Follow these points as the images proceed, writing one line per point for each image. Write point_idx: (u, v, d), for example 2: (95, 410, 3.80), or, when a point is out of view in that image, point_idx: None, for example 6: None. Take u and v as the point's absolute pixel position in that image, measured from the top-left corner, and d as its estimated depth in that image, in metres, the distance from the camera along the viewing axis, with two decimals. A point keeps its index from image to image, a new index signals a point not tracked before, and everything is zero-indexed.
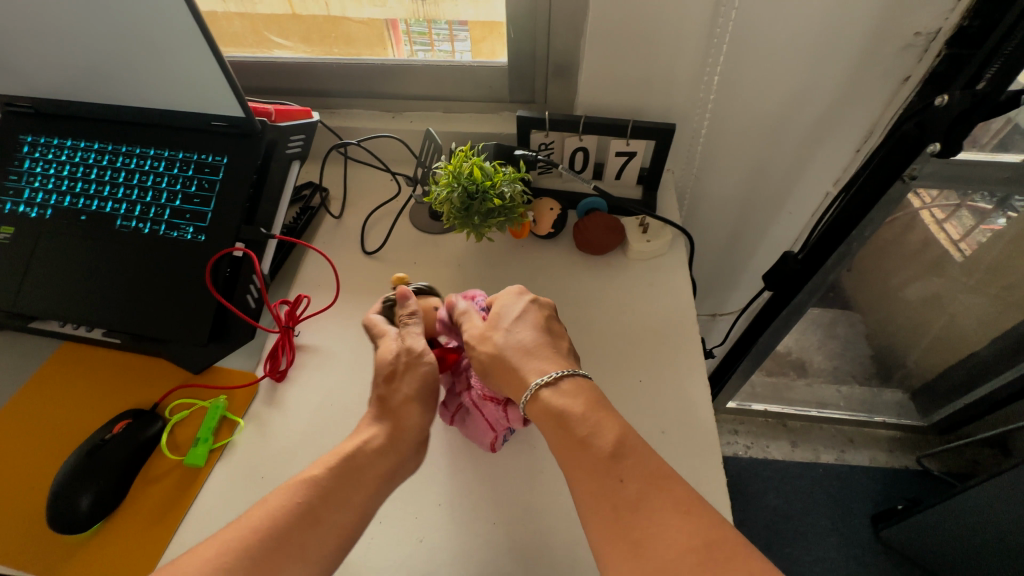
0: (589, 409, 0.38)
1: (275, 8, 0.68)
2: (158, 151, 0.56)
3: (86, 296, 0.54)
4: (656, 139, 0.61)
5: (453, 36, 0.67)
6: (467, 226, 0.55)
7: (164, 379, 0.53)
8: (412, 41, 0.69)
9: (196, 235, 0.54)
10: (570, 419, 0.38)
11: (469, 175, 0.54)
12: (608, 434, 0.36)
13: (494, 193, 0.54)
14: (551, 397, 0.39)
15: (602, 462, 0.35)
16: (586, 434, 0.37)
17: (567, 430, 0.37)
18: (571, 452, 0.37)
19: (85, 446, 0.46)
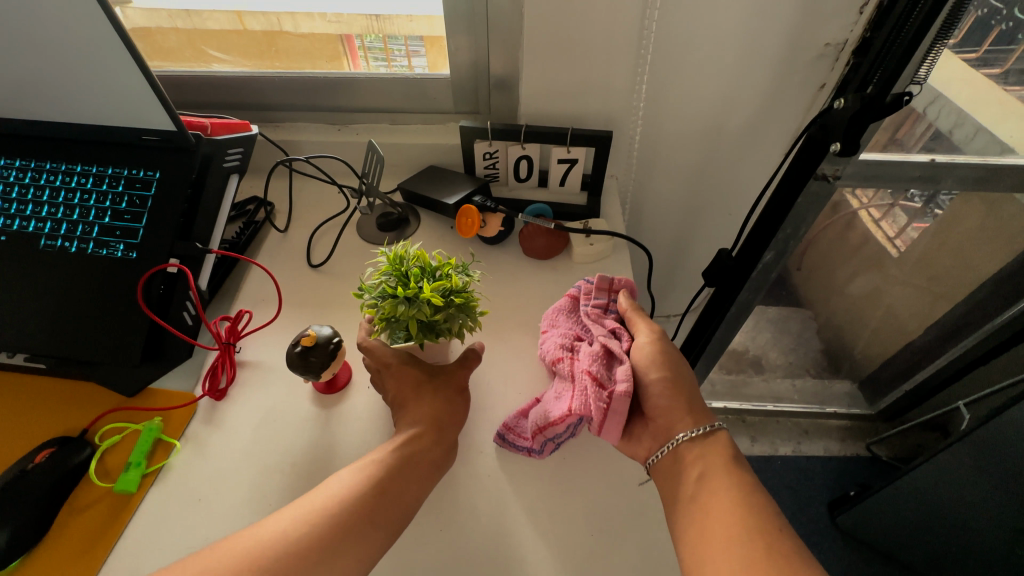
0: (712, 461, 0.43)
1: (224, 24, 0.68)
2: (86, 167, 0.54)
3: (7, 320, 0.51)
4: (596, 146, 0.64)
5: (410, 52, 0.69)
6: (425, 335, 0.45)
7: (94, 403, 0.50)
8: (369, 57, 0.70)
9: (128, 252, 0.52)
10: (734, 459, 0.43)
11: (410, 286, 0.43)
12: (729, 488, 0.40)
13: (452, 299, 0.44)
14: (690, 446, 0.44)
15: (718, 495, 0.40)
16: (725, 483, 0.41)
17: (737, 465, 0.42)
18: (695, 495, 0.41)
19: (5, 477, 0.43)
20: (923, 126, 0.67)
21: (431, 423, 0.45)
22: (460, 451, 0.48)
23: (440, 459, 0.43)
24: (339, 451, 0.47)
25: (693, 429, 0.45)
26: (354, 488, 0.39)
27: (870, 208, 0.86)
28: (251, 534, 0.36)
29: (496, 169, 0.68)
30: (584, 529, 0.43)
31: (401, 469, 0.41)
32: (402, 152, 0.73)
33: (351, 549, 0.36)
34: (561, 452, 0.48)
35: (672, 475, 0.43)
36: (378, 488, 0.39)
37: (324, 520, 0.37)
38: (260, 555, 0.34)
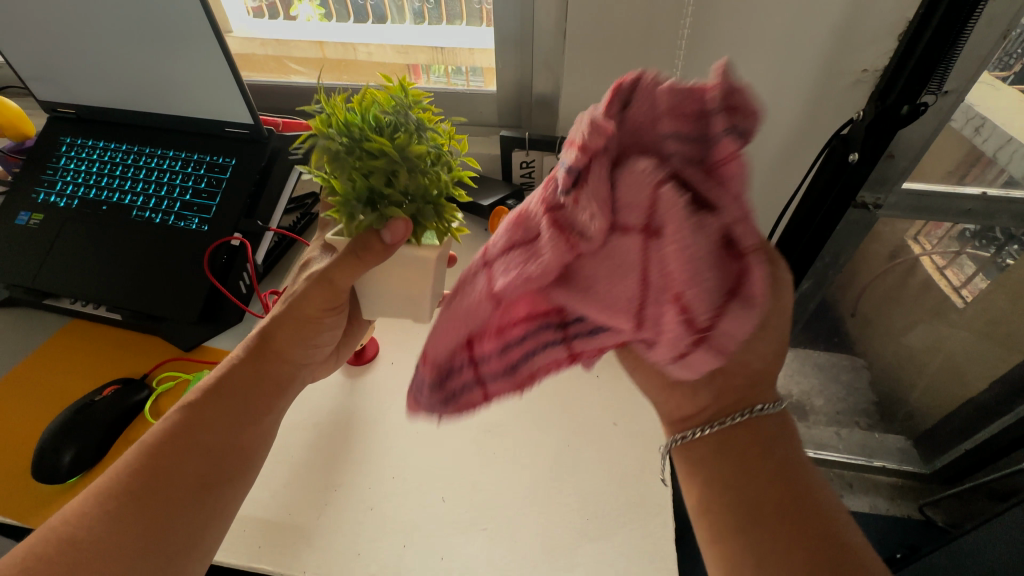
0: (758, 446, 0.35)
1: (310, 52, 0.79)
2: (176, 153, 0.63)
3: (97, 276, 0.59)
4: None
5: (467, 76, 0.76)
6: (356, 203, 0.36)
7: (156, 354, 0.57)
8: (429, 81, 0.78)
9: (200, 225, 0.59)
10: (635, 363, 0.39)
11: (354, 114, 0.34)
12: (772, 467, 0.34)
13: (412, 155, 0.34)
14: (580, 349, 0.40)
15: (753, 495, 0.33)
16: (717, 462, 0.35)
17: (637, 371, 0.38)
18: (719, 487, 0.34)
19: (75, 404, 0.49)
20: (995, 171, 0.61)
21: (253, 353, 0.44)
22: (468, 428, 0.50)
23: (269, 369, 0.44)
24: (358, 417, 0.51)
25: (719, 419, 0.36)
26: (174, 430, 0.39)
27: (933, 254, 0.83)
28: (77, 507, 0.35)
29: (531, 177, 0.73)
30: (579, 513, 0.44)
31: (222, 401, 0.42)
32: None
33: (192, 483, 0.38)
34: (565, 441, 0.49)
35: (702, 457, 0.36)
36: (198, 423, 0.40)
37: (151, 468, 0.37)
38: (106, 513, 0.35)
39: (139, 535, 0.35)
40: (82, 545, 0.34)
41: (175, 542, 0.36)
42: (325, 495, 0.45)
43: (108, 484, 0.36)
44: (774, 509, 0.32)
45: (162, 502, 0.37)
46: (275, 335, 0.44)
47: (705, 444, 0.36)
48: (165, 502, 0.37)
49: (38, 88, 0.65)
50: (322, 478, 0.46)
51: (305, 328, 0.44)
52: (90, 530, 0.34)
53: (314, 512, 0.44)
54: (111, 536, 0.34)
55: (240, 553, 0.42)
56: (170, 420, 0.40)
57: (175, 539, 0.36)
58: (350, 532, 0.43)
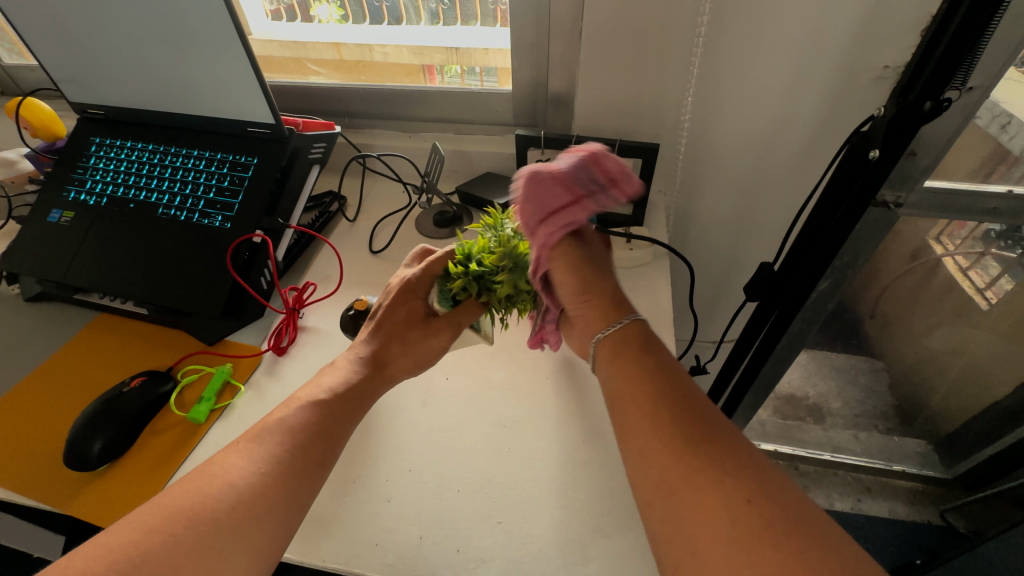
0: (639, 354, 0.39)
1: (327, 53, 0.80)
2: (200, 152, 0.64)
3: (124, 272, 0.61)
4: (643, 157, 0.67)
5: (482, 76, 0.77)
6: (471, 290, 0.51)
7: (180, 348, 0.59)
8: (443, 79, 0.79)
9: (223, 223, 0.61)
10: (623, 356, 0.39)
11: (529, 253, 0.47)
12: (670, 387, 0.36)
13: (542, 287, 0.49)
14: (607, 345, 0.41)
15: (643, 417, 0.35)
16: (630, 375, 0.37)
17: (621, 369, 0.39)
18: (622, 411, 0.36)
19: (105, 395, 0.51)
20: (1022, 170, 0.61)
21: (372, 368, 0.48)
22: (483, 424, 0.50)
23: (381, 387, 0.48)
24: (377, 411, 0.52)
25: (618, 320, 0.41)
26: (305, 420, 0.41)
27: (956, 254, 0.81)
28: (216, 486, 0.36)
29: None
30: (594, 509, 0.44)
31: (344, 403, 0.44)
32: (464, 160, 0.80)
33: (309, 471, 0.39)
34: (580, 437, 0.49)
35: (613, 364, 0.39)
36: (324, 419, 0.42)
37: (280, 456, 0.39)
38: (237, 486, 0.36)
39: (263, 514, 0.36)
40: (215, 517, 0.34)
41: (288, 528, 0.37)
42: (345, 486, 0.46)
43: (238, 462, 0.37)
44: (670, 430, 0.33)
45: (291, 486, 0.38)
46: (387, 352, 0.49)
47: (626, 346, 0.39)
48: (289, 487, 0.38)
49: (70, 90, 0.67)
50: (341, 470, 0.47)
51: (423, 355, 0.50)
52: (217, 503, 0.35)
53: (334, 502, 0.45)
54: (239, 509, 0.35)
55: None
56: (299, 411, 0.42)
57: (288, 524, 0.37)
58: (370, 523, 0.44)
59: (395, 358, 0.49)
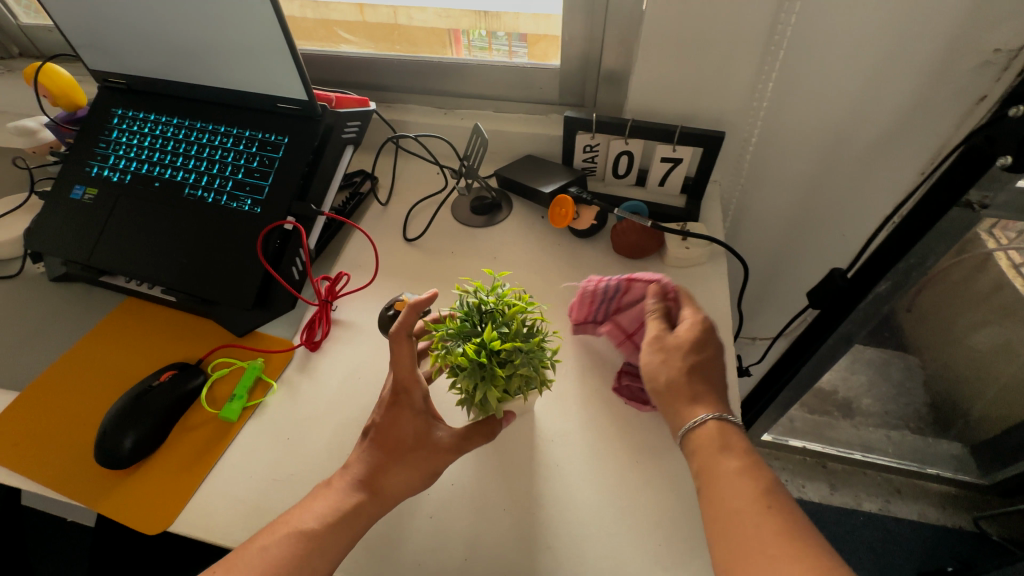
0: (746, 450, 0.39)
1: (348, 14, 0.73)
2: (228, 128, 0.60)
3: (151, 255, 0.58)
4: (705, 146, 0.61)
5: (512, 51, 0.71)
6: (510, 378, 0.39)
7: (209, 339, 0.56)
8: (471, 49, 0.72)
9: (253, 207, 0.57)
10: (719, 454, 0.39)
11: (534, 342, 0.38)
12: (770, 471, 0.38)
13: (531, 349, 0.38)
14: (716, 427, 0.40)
15: (730, 511, 0.36)
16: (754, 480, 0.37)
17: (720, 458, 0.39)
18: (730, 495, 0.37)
19: (135, 390, 0.49)
20: None
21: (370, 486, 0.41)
22: (526, 437, 0.47)
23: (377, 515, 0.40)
24: None
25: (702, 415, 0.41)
26: (282, 561, 0.36)
27: (1010, 250, 0.74)
28: None
29: (594, 162, 0.68)
30: (650, 537, 0.41)
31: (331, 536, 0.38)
32: (503, 141, 0.74)
33: None
34: (633, 456, 0.46)
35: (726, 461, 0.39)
36: (309, 555, 0.37)
37: None
38: None
39: None
40: None
41: None
42: None
43: None
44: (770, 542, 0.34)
45: None
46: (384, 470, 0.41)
47: (707, 435, 0.40)
48: None
49: (89, 56, 0.63)
50: None
51: (416, 469, 0.41)
52: None
53: None
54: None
55: None
56: (280, 546, 0.37)
57: None
58: (412, 540, 0.42)
59: (404, 478, 0.41)
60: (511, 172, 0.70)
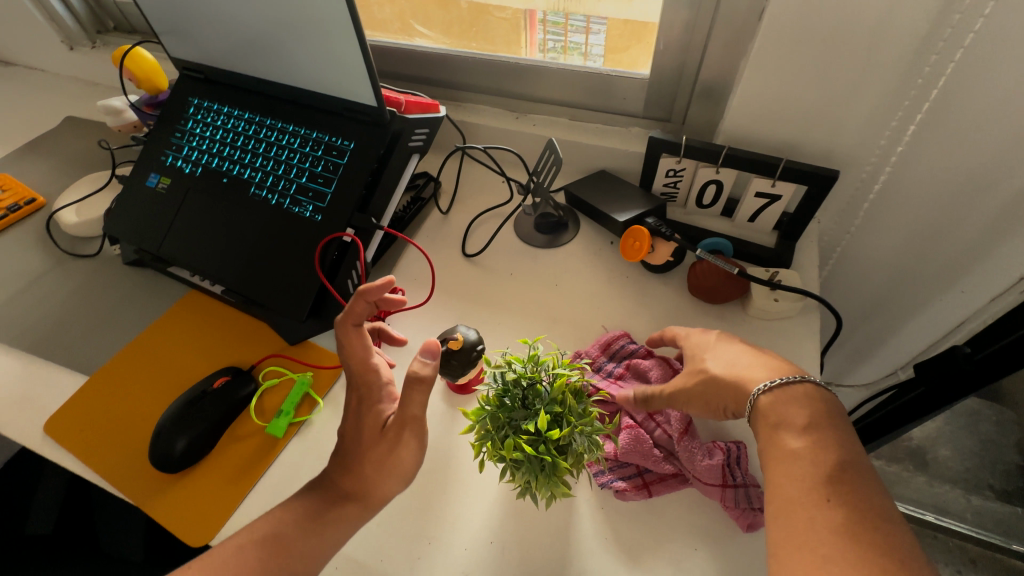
0: (827, 417, 0.36)
1: None
2: (296, 128, 0.59)
3: (215, 253, 0.58)
4: (811, 184, 0.53)
5: (588, 30, 0.62)
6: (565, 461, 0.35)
7: (263, 344, 0.56)
8: (545, 30, 0.64)
9: (314, 214, 0.55)
10: (781, 427, 0.36)
11: (590, 419, 0.35)
12: (838, 444, 0.35)
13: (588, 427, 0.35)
14: (769, 396, 0.38)
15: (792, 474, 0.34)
16: (808, 464, 0.34)
17: (778, 436, 0.36)
18: (781, 477, 0.34)
19: (189, 393, 0.49)
20: None
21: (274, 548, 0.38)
22: (573, 500, 0.43)
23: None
24: (459, 459, 0.46)
25: (769, 380, 0.39)
26: None
27: None
28: None
29: (676, 188, 0.61)
30: None
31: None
32: (576, 153, 0.69)
33: None
34: (693, 542, 0.41)
35: (777, 437, 0.36)
36: None
37: None
38: None
39: None
40: None
41: None
42: (419, 547, 0.42)
43: None
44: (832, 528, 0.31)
45: None
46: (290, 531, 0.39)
47: (780, 395, 0.38)
48: None
49: (171, 44, 0.63)
50: (416, 526, 0.43)
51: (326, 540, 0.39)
52: None
53: (407, 565, 0.41)
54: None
55: None
56: None
57: None
58: None
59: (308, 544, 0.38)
60: (583, 190, 0.64)
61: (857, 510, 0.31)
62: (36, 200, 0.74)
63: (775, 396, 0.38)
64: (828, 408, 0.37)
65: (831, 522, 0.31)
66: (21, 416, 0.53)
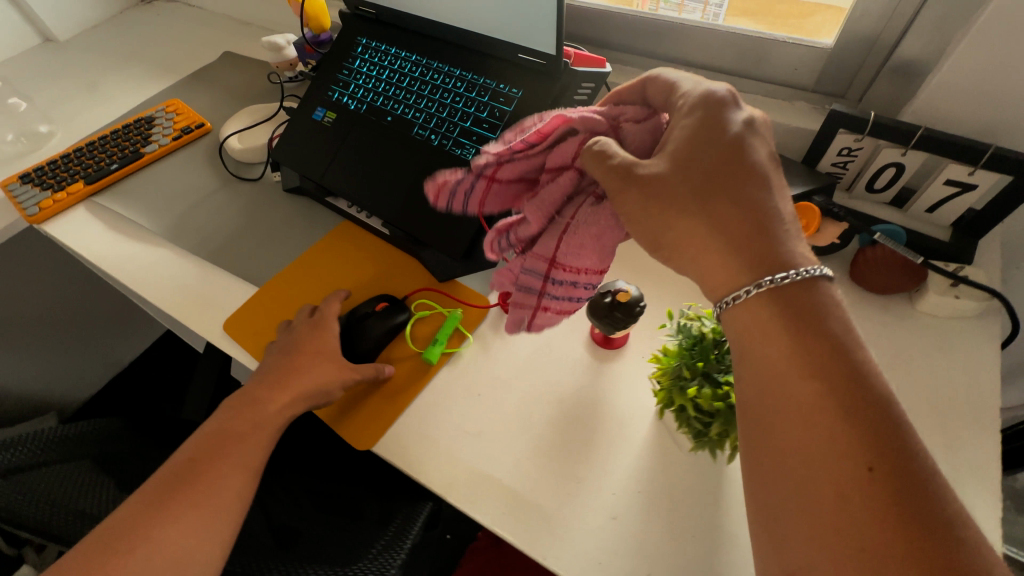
0: (798, 319, 0.29)
1: None
2: (463, 73, 0.60)
3: (375, 187, 0.62)
4: (1021, 176, 0.48)
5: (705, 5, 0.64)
6: None
7: (414, 277, 0.59)
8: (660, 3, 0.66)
9: (476, 157, 0.57)
10: (759, 337, 0.30)
11: None
12: (813, 342, 0.29)
13: None
14: (766, 296, 0.30)
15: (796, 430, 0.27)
16: (774, 378, 0.29)
17: (752, 346, 0.30)
18: (769, 404, 0.29)
19: (355, 313, 0.53)
20: None
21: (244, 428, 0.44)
22: (722, 466, 0.43)
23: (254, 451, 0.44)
24: (605, 408, 0.47)
25: (759, 280, 0.30)
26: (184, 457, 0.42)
27: None
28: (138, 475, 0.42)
29: (846, 167, 0.57)
30: None
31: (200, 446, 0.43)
32: None
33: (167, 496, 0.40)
34: None
35: (755, 349, 0.30)
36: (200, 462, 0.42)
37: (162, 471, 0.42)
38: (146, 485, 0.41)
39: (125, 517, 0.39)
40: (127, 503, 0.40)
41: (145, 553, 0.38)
42: (566, 485, 0.43)
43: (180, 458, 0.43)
44: (813, 461, 0.27)
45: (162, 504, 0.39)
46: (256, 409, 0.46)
47: (752, 308, 0.30)
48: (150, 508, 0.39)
49: None
50: (562, 464, 0.44)
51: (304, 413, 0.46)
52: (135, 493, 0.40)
53: (554, 497, 0.43)
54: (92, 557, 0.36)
55: (482, 512, 0.42)
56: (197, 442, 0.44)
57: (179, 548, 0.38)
58: (594, 535, 0.41)
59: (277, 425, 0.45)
60: None
61: (896, 492, 0.25)
62: (204, 125, 0.81)
63: (759, 301, 0.30)
64: (775, 293, 0.30)
65: (870, 513, 0.25)
66: (201, 313, 0.59)
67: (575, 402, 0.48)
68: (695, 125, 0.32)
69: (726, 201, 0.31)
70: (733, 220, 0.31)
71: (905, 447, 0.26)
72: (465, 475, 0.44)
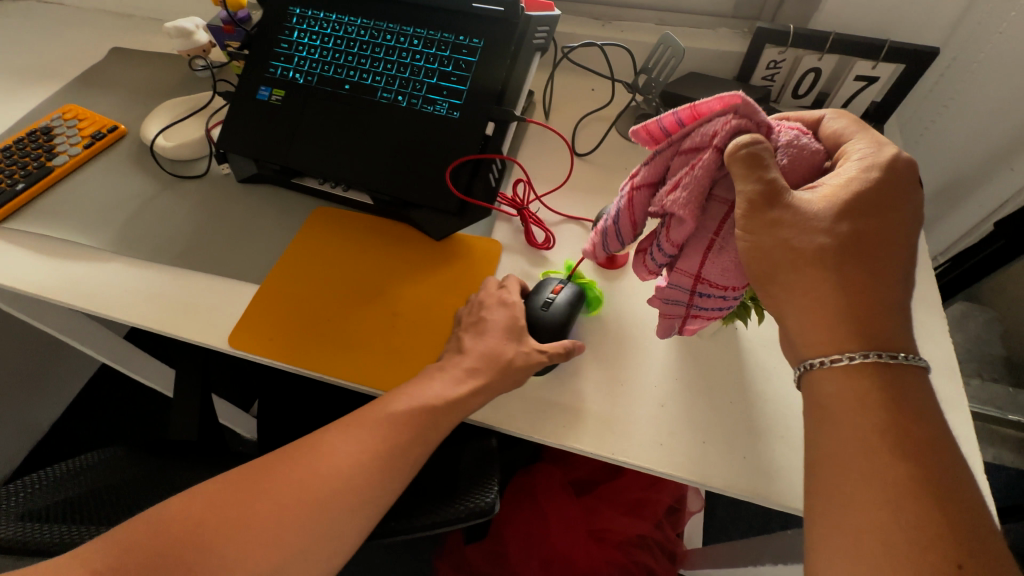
0: (889, 400, 0.32)
1: None
2: (417, 30, 0.59)
3: (348, 158, 0.60)
4: (912, 63, 0.58)
5: None
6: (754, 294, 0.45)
7: (411, 242, 0.59)
8: None
9: (452, 112, 0.57)
10: (838, 405, 0.33)
11: None
12: (908, 417, 0.31)
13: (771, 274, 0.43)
14: (867, 367, 0.32)
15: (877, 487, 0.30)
16: (869, 442, 0.31)
17: (832, 416, 0.33)
18: (850, 459, 0.31)
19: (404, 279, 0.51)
20: None
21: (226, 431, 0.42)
22: (737, 343, 0.49)
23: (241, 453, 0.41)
24: (627, 319, 0.52)
25: (868, 351, 0.32)
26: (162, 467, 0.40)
27: None
28: None
29: (774, 79, 0.65)
30: None
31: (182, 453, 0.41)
32: None
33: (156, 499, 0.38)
34: None
35: (835, 415, 0.33)
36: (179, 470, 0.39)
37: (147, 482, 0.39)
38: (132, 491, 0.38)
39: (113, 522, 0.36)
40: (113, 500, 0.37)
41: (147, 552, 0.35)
42: (613, 389, 0.47)
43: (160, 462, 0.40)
44: (895, 515, 0.29)
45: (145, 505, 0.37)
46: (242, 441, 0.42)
47: (852, 375, 0.32)
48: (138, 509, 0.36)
49: None
50: (604, 374, 0.48)
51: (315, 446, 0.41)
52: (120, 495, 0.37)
53: (607, 402, 0.46)
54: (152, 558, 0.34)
55: (546, 432, 0.45)
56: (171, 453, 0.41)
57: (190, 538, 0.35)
58: (648, 423, 0.45)
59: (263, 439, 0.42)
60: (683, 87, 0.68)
61: None
62: (118, 128, 0.73)
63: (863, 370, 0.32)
64: (890, 392, 0.32)
65: None
66: (188, 318, 0.55)
67: (601, 320, 0.52)
68: (871, 180, 0.34)
69: (861, 267, 0.33)
70: (858, 287, 0.33)
71: (983, 528, 0.29)
72: (518, 404, 0.47)
